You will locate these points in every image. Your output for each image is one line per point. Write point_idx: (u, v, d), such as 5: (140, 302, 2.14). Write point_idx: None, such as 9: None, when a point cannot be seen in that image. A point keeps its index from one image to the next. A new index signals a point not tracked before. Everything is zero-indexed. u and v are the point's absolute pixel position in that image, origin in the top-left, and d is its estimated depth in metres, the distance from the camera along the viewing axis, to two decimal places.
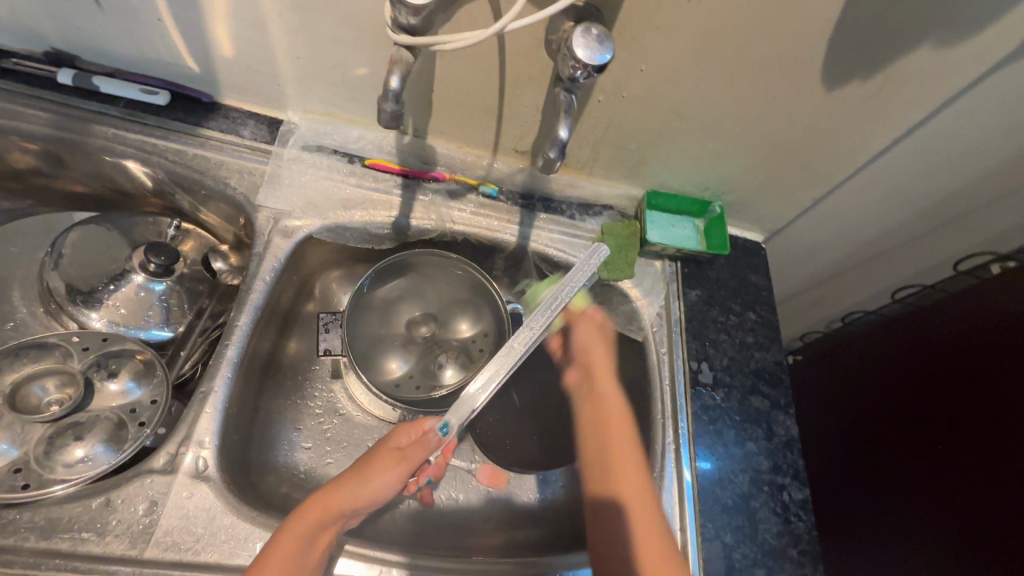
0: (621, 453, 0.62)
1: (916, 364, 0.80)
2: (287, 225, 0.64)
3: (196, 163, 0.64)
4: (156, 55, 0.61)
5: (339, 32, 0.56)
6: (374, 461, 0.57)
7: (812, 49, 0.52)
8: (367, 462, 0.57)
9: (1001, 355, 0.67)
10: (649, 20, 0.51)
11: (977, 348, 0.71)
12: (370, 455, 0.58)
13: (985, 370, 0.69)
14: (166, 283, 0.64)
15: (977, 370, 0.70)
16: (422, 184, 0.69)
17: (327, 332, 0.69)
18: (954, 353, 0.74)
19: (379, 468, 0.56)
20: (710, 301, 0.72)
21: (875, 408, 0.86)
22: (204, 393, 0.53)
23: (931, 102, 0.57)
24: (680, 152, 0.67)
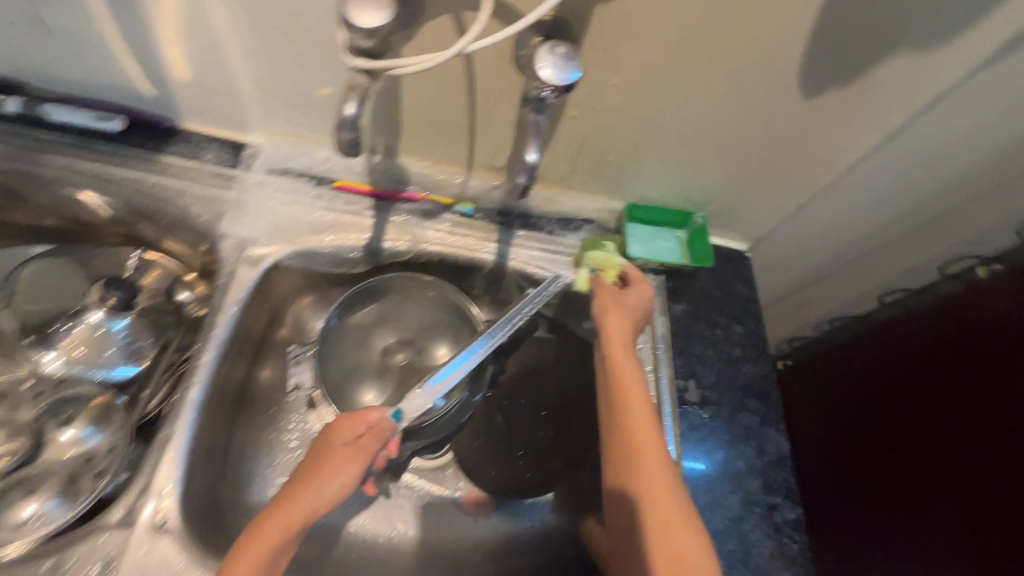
0: (636, 415, 0.56)
1: (919, 367, 0.73)
2: (253, 254, 0.61)
3: (155, 191, 0.61)
4: (108, 80, 0.58)
5: (298, 52, 0.53)
6: (323, 463, 0.53)
7: (787, 59, 0.51)
8: (313, 467, 0.53)
9: (1019, 357, 0.61)
10: (619, 32, 0.49)
11: (990, 347, 0.65)
12: (313, 460, 0.53)
13: (1002, 373, 0.63)
14: (127, 318, 0.61)
15: (989, 372, 0.64)
16: (395, 204, 0.67)
17: (297, 365, 0.68)
18: (965, 351, 0.67)
19: (327, 473, 0.52)
20: (695, 315, 0.71)
21: (875, 408, 0.80)
22: (164, 438, 0.50)
23: (911, 110, 0.56)
24: (659, 164, 0.65)
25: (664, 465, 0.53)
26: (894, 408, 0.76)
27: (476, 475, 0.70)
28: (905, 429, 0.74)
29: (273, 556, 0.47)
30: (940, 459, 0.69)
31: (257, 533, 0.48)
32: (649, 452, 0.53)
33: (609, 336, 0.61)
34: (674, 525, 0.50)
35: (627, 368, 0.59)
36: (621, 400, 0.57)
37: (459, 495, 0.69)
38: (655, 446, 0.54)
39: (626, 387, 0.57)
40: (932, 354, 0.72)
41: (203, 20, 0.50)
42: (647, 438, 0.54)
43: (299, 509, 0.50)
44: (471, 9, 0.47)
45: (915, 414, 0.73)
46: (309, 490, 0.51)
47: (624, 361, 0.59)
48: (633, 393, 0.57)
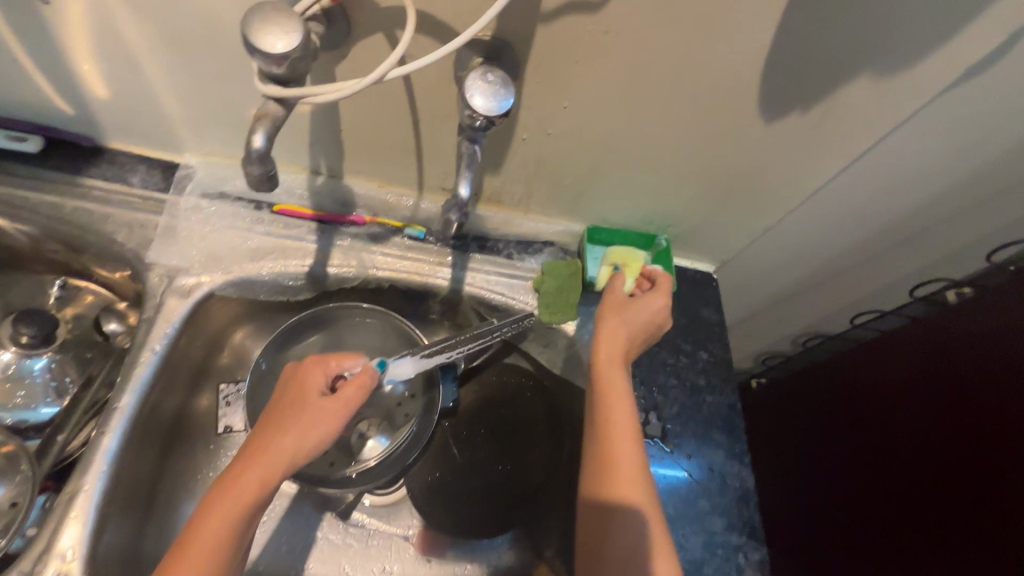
0: (620, 435, 0.49)
1: (915, 399, 0.73)
2: (184, 283, 0.57)
3: (75, 217, 0.57)
4: (19, 98, 0.53)
5: (224, 70, 0.49)
6: (300, 406, 0.46)
7: (744, 82, 0.48)
8: (288, 410, 0.46)
9: (1006, 413, 0.61)
10: (565, 53, 0.46)
11: (980, 395, 0.64)
12: (287, 403, 0.46)
13: (991, 423, 0.62)
14: (46, 355, 0.57)
15: (978, 420, 0.64)
16: (340, 228, 0.63)
17: (228, 406, 0.63)
18: (961, 391, 0.67)
19: (303, 418, 0.45)
20: (659, 342, 0.68)
21: (867, 433, 0.80)
22: (71, 493, 0.46)
23: (875, 134, 0.54)
24: (618, 187, 0.62)
25: (648, 495, 0.48)
26: (886, 434, 0.77)
27: (429, 512, 0.66)
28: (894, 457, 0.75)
29: (250, 508, 0.42)
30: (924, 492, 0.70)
31: (232, 480, 0.42)
32: (632, 481, 0.47)
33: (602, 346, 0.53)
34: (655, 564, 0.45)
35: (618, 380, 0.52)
36: (608, 416, 0.50)
37: (411, 533, 0.66)
38: (640, 475, 0.48)
39: (616, 406, 0.50)
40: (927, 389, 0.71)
41: (115, 35, 0.46)
42: (631, 463, 0.48)
43: (276, 455, 0.43)
44: (403, 28, 0.43)
45: (902, 445, 0.73)
46: (286, 434, 0.44)
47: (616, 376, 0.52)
48: (621, 412, 0.50)
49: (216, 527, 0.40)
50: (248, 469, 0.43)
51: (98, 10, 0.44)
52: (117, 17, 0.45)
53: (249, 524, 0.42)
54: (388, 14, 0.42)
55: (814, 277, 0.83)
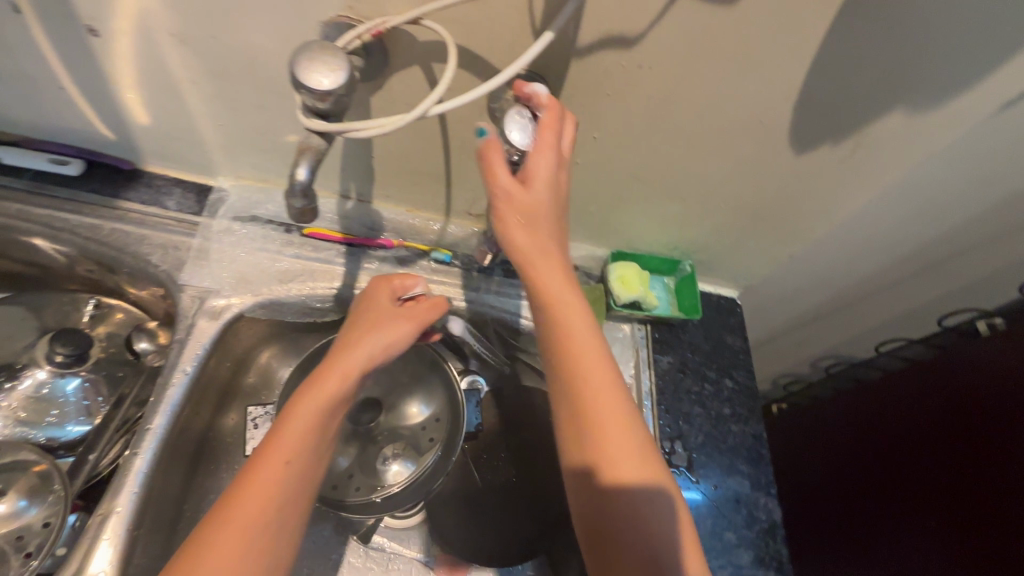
0: (607, 416, 0.43)
1: (918, 428, 0.75)
2: (214, 305, 0.58)
3: (112, 239, 0.58)
4: (64, 124, 0.55)
5: (262, 99, 0.50)
6: (378, 315, 0.50)
7: (775, 115, 0.48)
8: (367, 319, 0.50)
9: (1000, 437, 0.63)
10: (598, 86, 0.46)
11: (978, 427, 0.66)
12: (364, 314, 0.50)
13: (988, 454, 0.64)
14: (81, 375, 0.58)
15: (976, 450, 0.66)
16: (368, 251, 0.64)
17: (257, 428, 0.62)
18: (959, 421, 0.69)
19: (382, 323, 0.49)
20: (683, 369, 0.67)
21: (877, 461, 0.81)
22: (102, 515, 0.46)
23: (907, 167, 0.54)
24: (644, 215, 0.63)
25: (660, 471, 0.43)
26: (892, 462, 0.78)
27: (450, 538, 0.65)
28: (897, 483, 0.76)
29: (336, 401, 0.45)
30: (924, 520, 0.71)
31: (323, 370, 0.46)
32: (636, 460, 0.42)
33: (563, 315, 0.45)
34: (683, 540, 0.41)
35: (589, 349, 0.44)
36: (586, 398, 0.43)
37: (430, 559, 0.64)
38: (648, 452, 0.43)
39: (596, 384, 0.43)
40: (929, 419, 0.73)
41: (160, 66, 0.48)
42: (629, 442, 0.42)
43: (361, 355, 0.47)
44: (439, 62, 0.44)
45: (920, 476, 0.72)
46: (369, 336, 0.48)
47: (586, 340, 0.44)
48: (600, 387, 0.43)
49: (306, 418, 0.43)
50: (335, 365, 0.46)
51: (145, 44, 0.46)
52: (163, 49, 0.46)
53: (335, 418, 0.45)
54: (425, 49, 0.43)
55: (837, 302, 0.82)
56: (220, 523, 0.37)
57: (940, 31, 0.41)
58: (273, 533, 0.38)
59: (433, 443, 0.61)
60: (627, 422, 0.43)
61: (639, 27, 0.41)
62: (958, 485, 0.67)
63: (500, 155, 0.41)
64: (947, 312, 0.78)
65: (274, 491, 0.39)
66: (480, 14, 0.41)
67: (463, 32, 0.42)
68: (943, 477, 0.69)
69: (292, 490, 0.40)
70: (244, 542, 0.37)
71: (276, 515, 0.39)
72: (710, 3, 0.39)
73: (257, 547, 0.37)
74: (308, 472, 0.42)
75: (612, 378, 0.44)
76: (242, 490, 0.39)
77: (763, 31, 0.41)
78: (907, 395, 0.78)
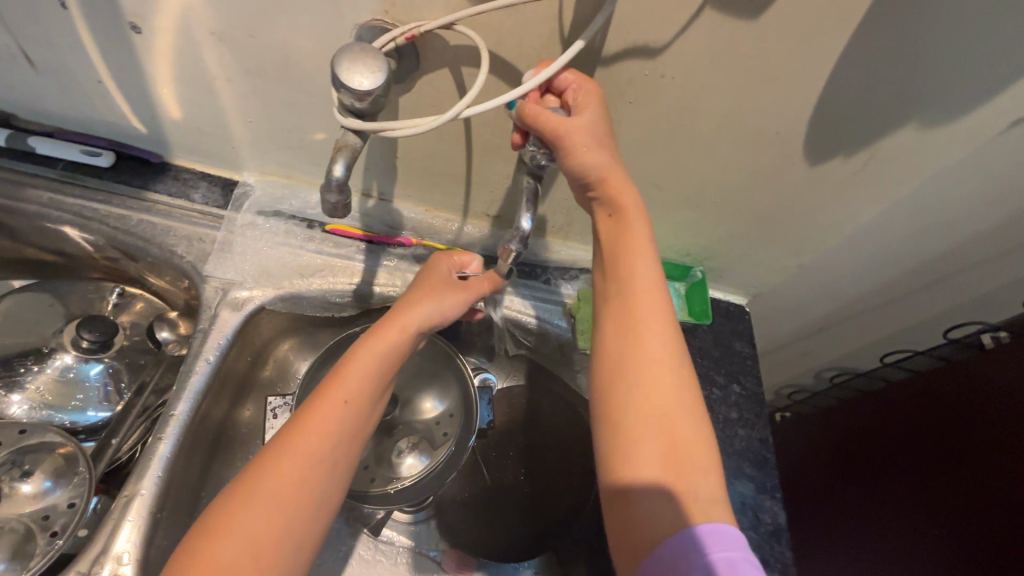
0: (658, 387, 0.42)
1: (921, 439, 0.76)
2: (237, 297, 0.59)
3: (140, 230, 0.60)
4: (98, 116, 0.57)
5: (292, 98, 0.52)
6: (435, 282, 0.54)
7: (792, 126, 0.50)
8: (425, 284, 0.54)
9: (1003, 447, 0.64)
10: (621, 94, 0.48)
11: (980, 439, 0.68)
12: (422, 282, 0.54)
13: (990, 465, 0.66)
14: (103, 361, 0.59)
15: (977, 461, 0.67)
16: (387, 249, 0.65)
17: (275, 417, 0.62)
18: (961, 434, 0.70)
19: (439, 290, 0.53)
20: (692, 373, 0.68)
21: (878, 468, 0.82)
22: (128, 496, 0.48)
23: (919, 180, 0.55)
24: (659, 220, 0.64)
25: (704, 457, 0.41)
26: (894, 473, 0.79)
27: (459, 532, 0.66)
28: (900, 493, 0.77)
29: (392, 358, 0.50)
30: (925, 528, 0.72)
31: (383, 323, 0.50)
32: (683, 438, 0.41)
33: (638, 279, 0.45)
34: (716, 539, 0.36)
35: (661, 317, 0.44)
36: (652, 362, 0.43)
37: (439, 554, 0.65)
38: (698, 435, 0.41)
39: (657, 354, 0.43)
40: (932, 430, 0.74)
41: (196, 63, 0.49)
42: (679, 417, 0.41)
43: (417, 317, 0.51)
44: (469, 67, 0.46)
45: (922, 484, 0.73)
46: (424, 302, 0.52)
47: (651, 306, 0.45)
48: (656, 364, 0.43)
49: (364, 369, 0.48)
50: (393, 322, 0.50)
51: (185, 41, 0.47)
52: (201, 47, 0.48)
53: (388, 372, 0.49)
54: (456, 54, 0.45)
55: (843, 313, 0.83)
56: (281, 451, 0.43)
57: (954, 50, 0.42)
58: (327, 465, 0.44)
59: (446, 438, 0.63)
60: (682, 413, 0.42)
61: (664, 38, 0.42)
62: (960, 496, 0.68)
63: (533, 105, 0.44)
64: (953, 325, 0.79)
65: (330, 429, 0.45)
66: (512, 22, 0.42)
67: (494, 38, 0.44)
68: (944, 488, 0.70)
69: (344, 432, 0.45)
70: (301, 470, 0.42)
71: (326, 451, 0.44)
72: (734, 17, 0.41)
73: (310, 475, 0.43)
74: (360, 418, 0.47)
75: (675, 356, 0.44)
76: (302, 427, 0.44)
77: (783, 45, 0.42)
78: (910, 405, 0.79)
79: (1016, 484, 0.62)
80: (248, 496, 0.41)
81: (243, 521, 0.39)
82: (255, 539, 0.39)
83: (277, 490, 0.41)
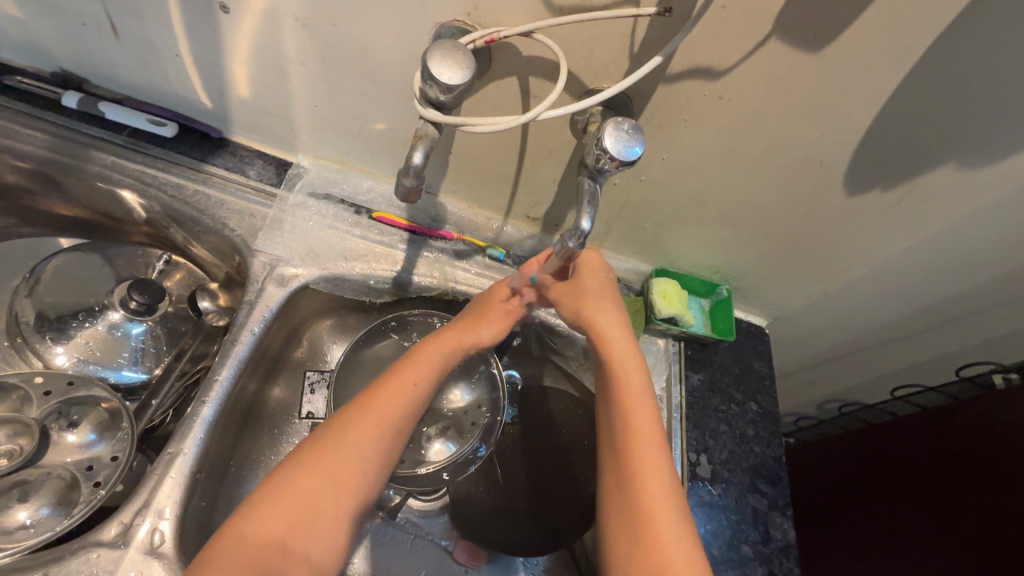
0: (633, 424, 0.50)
1: (927, 474, 0.77)
2: (284, 273, 0.61)
3: (196, 200, 0.62)
4: (169, 87, 0.59)
5: (359, 87, 0.54)
6: (488, 304, 0.59)
7: (836, 156, 0.52)
8: (480, 306, 0.59)
9: (1011, 488, 0.66)
10: (678, 112, 0.50)
11: (987, 478, 0.69)
12: (480, 297, 0.60)
13: (995, 510, 0.67)
14: (146, 323, 0.61)
15: (983, 500, 0.69)
16: (429, 241, 0.67)
17: (312, 392, 0.66)
18: (967, 474, 0.72)
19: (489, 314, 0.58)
20: (712, 388, 0.70)
21: (880, 499, 0.84)
22: (171, 454, 0.49)
23: (950, 219, 0.57)
24: (693, 236, 0.66)
25: (667, 476, 0.48)
26: (899, 505, 0.80)
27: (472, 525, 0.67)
28: (903, 526, 0.78)
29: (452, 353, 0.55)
30: (927, 562, 0.73)
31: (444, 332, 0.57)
32: (648, 466, 0.48)
33: (607, 343, 0.54)
34: (664, 538, 0.44)
35: (631, 371, 0.53)
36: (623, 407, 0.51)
37: (450, 544, 0.66)
38: (659, 459, 0.49)
39: (632, 399, 0.51)
40: (939, 467, 0.76)
41: (274, 46, 0.51)
42: (646, 442, 0.49)
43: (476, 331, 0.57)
44: (538, 74, 0.48)
45: (925, 518, 0.75)
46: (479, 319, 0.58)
47: (629, 368, 0.53)
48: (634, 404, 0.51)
49: (431, 359, 0.53)
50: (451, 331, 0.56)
51: (268, 26, 0.49)
52: (283, 33, 0.50)
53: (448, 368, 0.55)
54: (529, 61, 0.47)
55: (858, 344, 0.85)
56: (358, 413, 0.48)
57: (1001, 98, 0.45)
58: (397, 433, 0.48)
59: (474, 427, 0.65)
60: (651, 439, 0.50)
61: (729, 61, 0.45)
62: (963, 534, 0.69)
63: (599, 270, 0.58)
64: (966, 362, 0.81)
65: (403, 403, 0.49)
66: (587, 33, 0.44)
67: (570, 49, 0.46)
68: (949, 527, 0.71)
69: (413, 409, 0.50)
70: (376, 433, 0.47)
71: (398, 422, 0.48)
72: (798, 49, 0.43)
73: (383, 439, 0.47)
74: (426, 399, 0.52)
75: (646, 400, 0.52)
76: (378, 397, 0.49)
77: (840, 78, 0.45)
78: (918, 439, 0.80)
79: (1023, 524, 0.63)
80: (333, 444, 0.45)
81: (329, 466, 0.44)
82: (337, 481, 0.44)
83: (356, 445, 0.46)
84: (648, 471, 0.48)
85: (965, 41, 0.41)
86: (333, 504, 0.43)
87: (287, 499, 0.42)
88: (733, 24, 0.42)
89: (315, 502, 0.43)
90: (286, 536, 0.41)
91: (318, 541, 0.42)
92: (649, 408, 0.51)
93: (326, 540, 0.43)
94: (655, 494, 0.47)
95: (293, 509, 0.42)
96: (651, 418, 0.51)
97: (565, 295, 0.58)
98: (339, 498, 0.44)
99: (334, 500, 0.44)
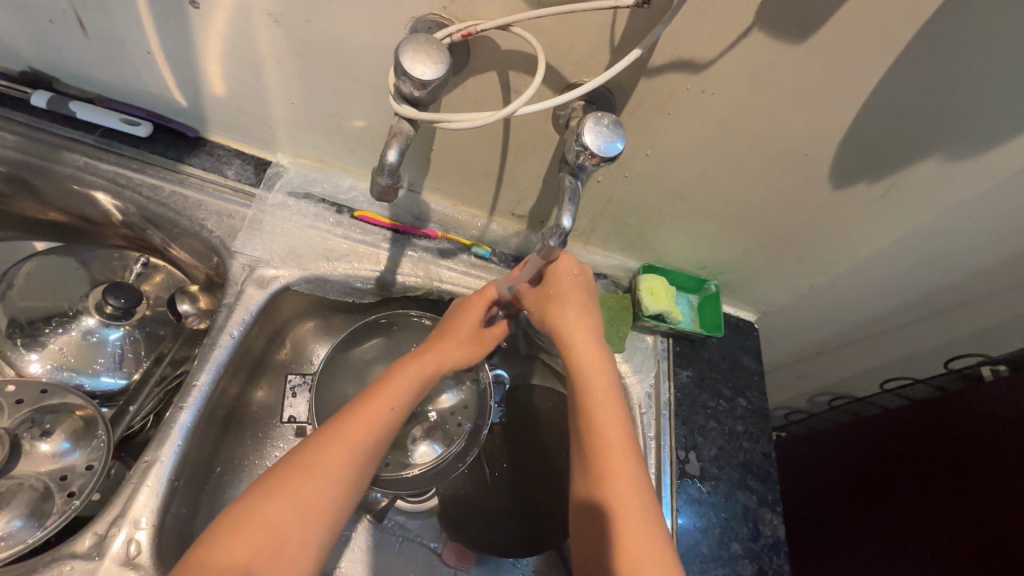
0: (603, 417, 0.50)
1: (917, 468, 0.77)
2: (264, 275, 0.60)
3: (173, 201, 0.61)
4: (141, 85, 0.57)
5: (337, 83, 0.52)
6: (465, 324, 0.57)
7: (822, 149, 0.52)
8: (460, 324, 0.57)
9: (1001, 482, 0.65)
10: (662, 106, 0.49)
11: (974, 472, 0.69)
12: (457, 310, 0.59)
13: (993, 502, 0.66)
14: (123, 327, 0.60)
15: (971, 495, 0.69)
16: (412, 240, 0.66)
17: (293, 396, 0.65)
18: (964, 465, 0.71)
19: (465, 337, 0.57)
20: (701, 384, 0.69)
21: (870, 492, 0.84)
22: (148, 462, 0.48)
23: (936, 210, 0.57)
24: (679, 232, 0.66)
25: (636, 462, 0.48)
26: (897, 495, 0.79)
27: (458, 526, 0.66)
28: (902, 516, 0.77)
29: (429, 373, 0.53)
30: (920, 556, 0.73)
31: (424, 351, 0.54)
32: (619, 470, 0.47)
33: (571, 337, 0.53)
34: (637, 544, 0.44)
35: (596, 360, 0.53)
36: (592, 402, 0.50)
37: (439, 546, 0.65)
38: (631, 461, 0.48)
39: (601, 399, 0.50)
40: (936, 458, 0.75)
41: (247, 43, 0.50)
42: (616, 434, 0.49)
43: (452, 356, 0.56)
44: (518, 68, 0.47)
45: (914, 514, 0.75)
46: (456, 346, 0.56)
47: (594, 358, 0.53)
48: (601, 396, 0.51)
49: (411, 380, 0.52)
50: (430, 353, 0.54)
51: (241, 22, 0.48)
52: (257, 29, 0.48)
53: (424, 389, 0.53)
54: (507, 55, 0.46)
55: (848, 337, 0.85)
56: (329, 433, 0.46)
57: (987, 87, 0.44)
58: (369, 455, 0.47)
59: (460, 429, 0.65)
60: (619, 428, 0.50)
61: (711, 53, 0.44)
62: (952, 528, 0.69)
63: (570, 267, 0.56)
64: (953, 355, 0.81)
65: (381, 427, 0.48)
66: (566, 26, 0.43)
67: (549, 42, 0.45)
68: (944, 521, 0.71)
69: (387, 435, 0.49)
70: (349, 457, 0.46)
71: (371, 444, 0.47)
72: (781, 40, 0.42)
73: (357, 466, 0.46)
74: (400, 421, 0.50)
75: (614, 391, 0.51)
76: (350, 418, 0.47)
77: (824, 70, 0.44)
78: (908, 433, 0.80)
79: (1013, 516, 0.63)
80: (304, 463, 0.44)
81: (299, 489, 0.43)
82: (305, 505, 0.43)
83: (329, 468, 0.44)
84: (618, 473, 0.47)
85: (951, 30, 0.40)
86: (300, 530, 0.42)
87: (252, 522, 0.41)
88: (715, 15, 0.41)
89: (283, 529, 0.41)
90: (251, 562, 0.39)
91: (283, 568, 0.40)
92: (621, 412, 0.51)
93: (291, 565, 0.41)
94: (625, 480, 0.47)
95: (259, 535, 0.40)
96: (620, 408, 0.51)
97: (536, 302, 0.57)
98: (305, 522, 0.42)
99: (301, 525, 0.42)
